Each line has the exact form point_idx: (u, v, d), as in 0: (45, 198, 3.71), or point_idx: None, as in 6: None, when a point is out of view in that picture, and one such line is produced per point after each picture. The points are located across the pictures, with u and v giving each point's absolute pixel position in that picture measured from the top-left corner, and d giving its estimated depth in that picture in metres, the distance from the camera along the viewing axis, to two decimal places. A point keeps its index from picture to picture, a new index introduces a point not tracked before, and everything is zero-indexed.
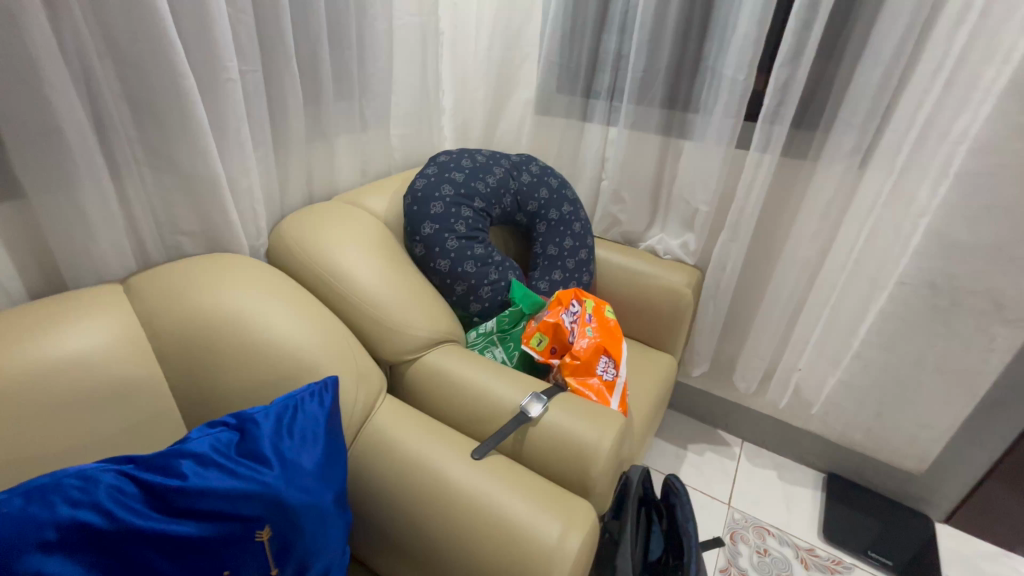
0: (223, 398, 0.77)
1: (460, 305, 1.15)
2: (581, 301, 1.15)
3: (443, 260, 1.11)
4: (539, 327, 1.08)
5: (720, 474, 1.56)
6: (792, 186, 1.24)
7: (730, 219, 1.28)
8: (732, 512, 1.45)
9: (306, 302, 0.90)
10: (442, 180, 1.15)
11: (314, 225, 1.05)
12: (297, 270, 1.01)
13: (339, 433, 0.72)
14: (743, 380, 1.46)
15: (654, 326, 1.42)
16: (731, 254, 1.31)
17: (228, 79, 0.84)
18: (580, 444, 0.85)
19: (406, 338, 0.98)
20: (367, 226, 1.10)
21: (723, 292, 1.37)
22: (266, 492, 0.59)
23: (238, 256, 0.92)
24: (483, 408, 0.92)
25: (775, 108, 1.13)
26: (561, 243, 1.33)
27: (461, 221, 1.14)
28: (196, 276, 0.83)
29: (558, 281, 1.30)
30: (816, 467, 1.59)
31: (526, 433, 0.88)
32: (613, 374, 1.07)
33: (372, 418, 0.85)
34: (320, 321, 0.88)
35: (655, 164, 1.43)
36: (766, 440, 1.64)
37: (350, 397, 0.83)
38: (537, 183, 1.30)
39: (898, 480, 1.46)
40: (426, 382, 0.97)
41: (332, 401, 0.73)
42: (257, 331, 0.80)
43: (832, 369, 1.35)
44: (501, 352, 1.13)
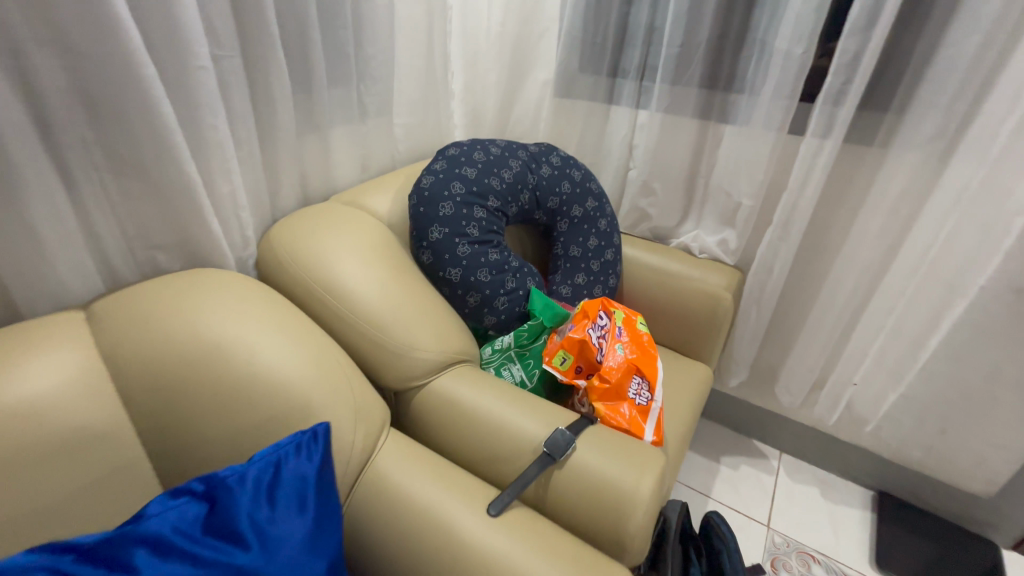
0: (198, 444, 0.66)
1: (473, 318, 1.02)
2: (609, 312, 1.02)
3: (453, 269, 0.98)
4: (562, 344, 0.96)
5: (757, 491, 1.44)
6: (853, 176, 1.09)
7: (780, 216, 1.13)
8: (772, 535, 1.33)
9: (298, 326, 0.78)
10: (452, 177, 1.01)
11: (308, 234, 0.93)
12: (290, 286, 0.89)
13: (333, 489, 0.61)
14: (786, 394, 1.34)
15: (689, 333, 1.28)
16: (778, 254, 1.17)
17: (199, 67, 0.71)
18: (614, 492, 0.73)
19: (413, 364, 0.86)
20: (368, 232, 0.97)
21: (768, 296, 1.22)
22: None
23: (222, 272, 0.81)
24: (500, 445, 0.80)
25: (840, 86, 0.97)
26: (585, 243, 1.20)
27: (474, 224, 1.00)
28: (170, 300, 0.72)
29: (581, 285, 1.18)
30: (864, 484, 1.45)
31: (550, 477, 0.76)
32: (647, 398, 0.95)
33: (374, 462, 0.74)
34: (314, 348, 0.77)
35: (690, 153, 1.28)
36: (807, 453, 1.51)
37: (347, 440, 0.71)
38: (558, 177, 1.16)
39: (960, 502, 1.31)
40: (436, 413, 0.85)
41: (324, 451, 0.62)
42: (239, 367, 0.70)
43: (892, 385, 1.20)
44: (519, 370, 1.01)
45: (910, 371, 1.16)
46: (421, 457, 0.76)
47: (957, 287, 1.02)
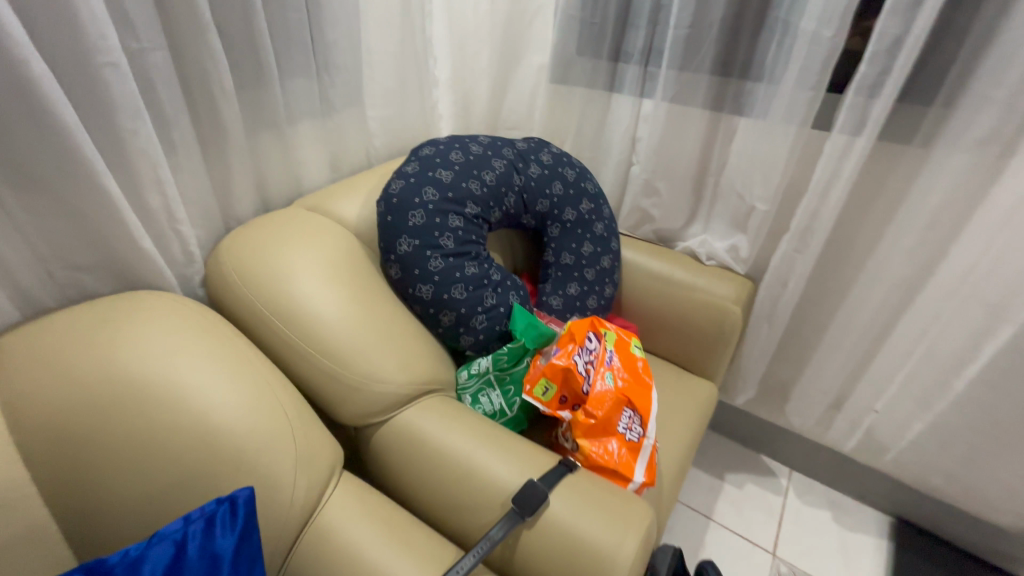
0: (110, 503, 0.57)
1: (448, 338, 0.92)
2: (600, 334, 0.92)
3: (424, 286, 0.88)
4: (545, 372, 0.86)
5: (763, 513, 1.33)
6: (886, 179, 0.95)
7: (799, 222, 1.00)
8: (777, 563, 1.23)
9: (236, 357, 0.69)
10: (424, 181, 0.90)
11: (260, 247, 0.83)
12: (238, 307, 0.80)
13: (256, 562, 0.53)
14: (797, 416, 1.26)
15: (693, 348, 1.17)
16: (795, 265, 1.05)
17: (108, 63, 0.61)
18: (589, 558, 0.64)
19: (372, 397, 0.77)
20: (329, 243, 0.87)
21: (781, 312, 1.11)
22: None
23: (153, 296, 0.72)
24: (466, 493, 0.72)
25: (875, 77, 0.84)
26: (578, 250, 1.08)
27: (448, 234, 0.90)
28: (85, 332, 0.63)
29: (573, 297, 1.07)
30: (881, 508, 1.34)
31: (518, 535, 0.67)
32: (638, 434, 0.85)
33: (319, 516, 0.66)
34: (252, 384, 0.67)
35: (698, 148, 1.15)
36: (819, 473, 1.39)
37: (287, 495, 0.63)
38: (547, 178, 1.04)
39: (987, 535, 1.19)
40: (398, 452, 0.77)
41: (245, 520, 0.53)
42: (157, 412, 0.60)
43: (918, 411, 1.08)
44: (498, 397, 0.92)
45: (940, 398, 1.03)
46: (374, 510, 0.67)
47: (1002, 310, 0.89)
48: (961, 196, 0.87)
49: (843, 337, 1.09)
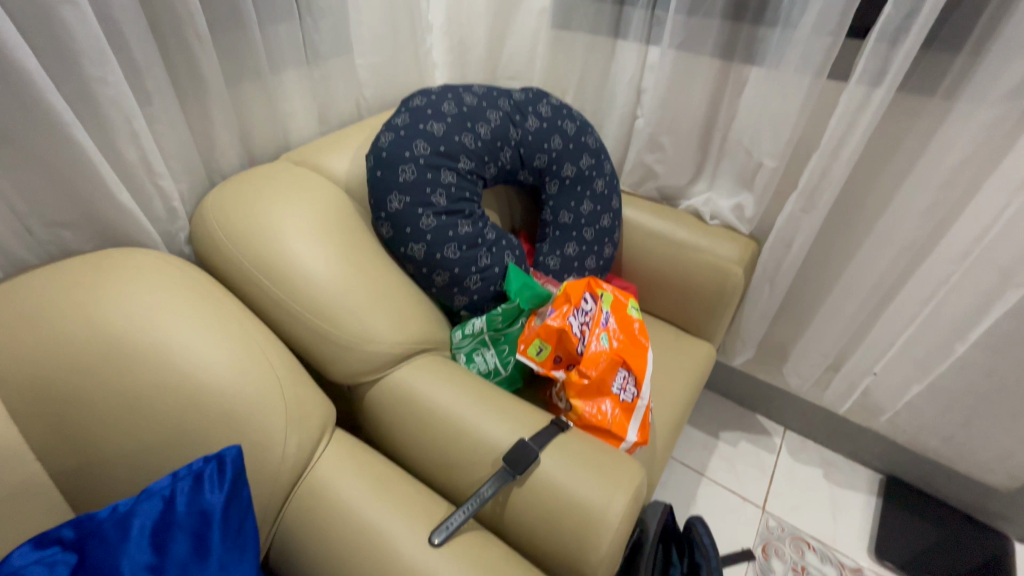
0: (103, 460, 0.57)
1: (441, 298, 0.91)
2: (597, 295, 0.90)
3: (416, 245, 0.85)
4: (539, 332, 0.85)
5: (756, 470, 1.36)
6: (904, 135, 0.90)
7: (809, 179, 0.95)
8: (766, 518, 1.26)
9: (223, 316, 0.68)
10: (415, 134, 0.86)
11: (246, 204, 0.81)
12: (225, 266, 0.79)
13: (248, 515, 0.54)
14: (795, 375, 1.24)
15: (692, 309, 1.15)
16: (801, 225, 1.01)
17: (66, 2, 0.57)
18: (578, 516, 0.65)
19: (363, 357, 0.76)
20: (318, 199, 0.84)
21: (784, 274, 1.08)
22: None
23: (136, 254, 0.70)
24: (458, 452, 0.72)
25: (899, 22, 0.78)
26: (577, 208, 1.05)
27: (440, 191, 0.86)
28: (65, 292, 0.62)
29: (571, 257, 1.05)
30: (872, 466, 1.36)
31: (509, 492, 0.68)
32: (632, 394, 0.85)
33: (312, 471, 0.67)
34: (239, 343, 0.66)
35: (706, 101, 1.10)
36: (813, 432, 1.41)
37: (278, 451, 0.64)
38: (546, 132, 0.99)
39: (975, 493, 1.22)
40: (391, 411, 0.77)
41: (234, 477, 0.53)
42: (143, 371, 0.60)
43: (917, 375, 1.07)
44: (492, 356, 0.91)
45: (940, 361, 1.02)
46: (366, 466, 0.68)
47: (1013, 273, 0.86)
48: (981, 152, 0.83)
49: (846, 299, 1.07)
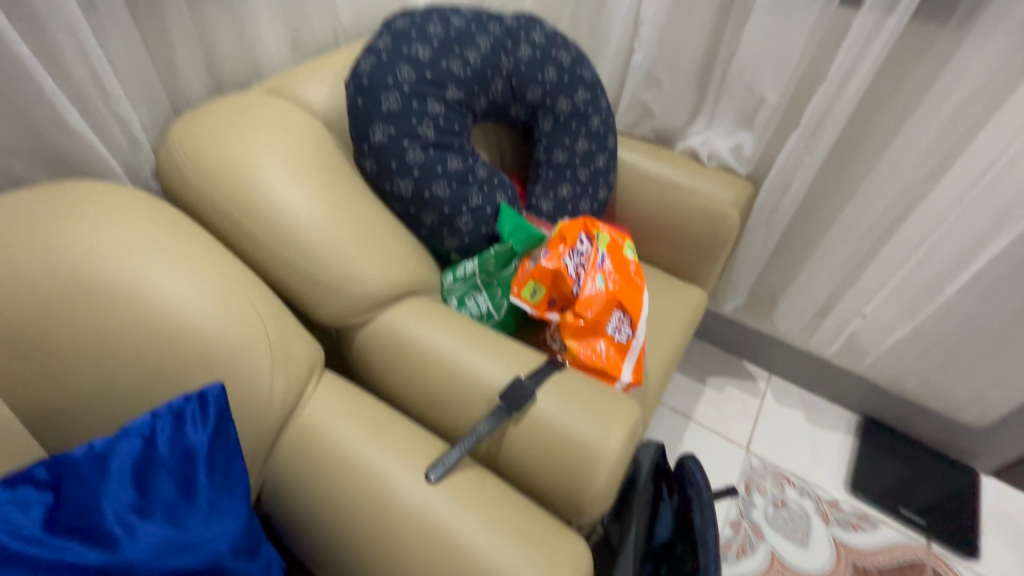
0: (79, 402, 0.54)
1: (431, 239, 0.87)
2: (592, 236, 0.87)
3: (402, 180, 0.80)
4: (533, 274, 0.83)
5: (741, 413, 1.38)
6: (913, 68, 0.86)
7: (812, 115, 0.92)
8: (750, 458, 1.30)
9: (197, 252, 0.63)
10: (398, 59, 0.80)
11: (217, 134, 0.74)
12: (197, 202, 0.73)
13: (235, 457, 0.52)
14: (784, 321, 1.25)
15: (686, 253, 1.12)
16: (800, 164, 0.98)
17: None
18: (575, 451, 0.64)
19: (350, 298, 0.73)
20: (295, 131, 0.78)
21: (780, 216, 1.06)
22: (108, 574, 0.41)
23: (96, 185, 0.64)
24: (451, 392, 0.71)
25: None
26: (571, 147, 1.00)
27: (427, 123, 0.81)
28: (19, 224, 0.57)
29: (565, 199, 1.01)
30: (851, 409, 1.39)
31: (505, 431, 0.67)
32: (627, 335, 0.84)
33: (301, 413, 0.65)
34: (217, 281, 0.62)
35: (707, 32, 1.04)
36: (798, 377, 1.43)
37: (265, 392, 0.61)
38: (539, 61, 0.92)
39: (948, 432, 1.26)
40: (381, 353, 0.75)
41: (219, 415, 0.52)
42: (114, 309, 0.56)
43: (903, 318, 1.08)
44: (485, 301, 0.89)
45: (928, 304, 1.03)
46: (357, 407, 0.66)
47: (1011, 213, 0.86)
48: (990, 86, 0.80)
49: (840, 243, 1.05)
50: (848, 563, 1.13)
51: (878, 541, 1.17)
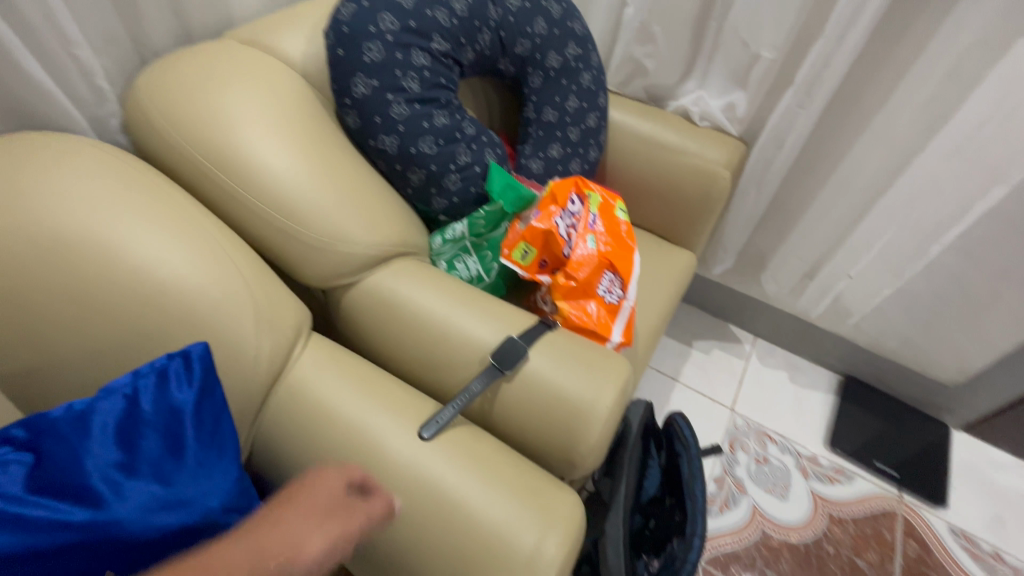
0: (57, 364, 0.52)
1: (418, 200, 0.85)
2: (584, 195, 0.86)
3: (387, 137, 0.77)
4: (523, 235, 0.81)
5: (726, 374, 1.41)
6: (911, 23, 0.85)
7: (807, 71, 0.90)
8: (734, 417, 1.33)
9: (174, 210, 0.61)
10: (380, 6, 0.76)
11: (188, 85, 0.70)
12: (170, 158, 0.69)
13: (224, 416, 0.51)
14: (772, 283, 1.26)
15: (676, 215, 1.11)
16: (794, 123, 0.97)
17: None
18: (566, 408, 0.65)
19: (336, 259, 0.71)
20: (271, 83, 0.74)
21: (771, 176, 1.06)
22: (93, 534, 0.40)
23: (60, 138, 0.61)
24: (442, 353, 0.70)
25: None
26: (562, 105, 0.97)
27: (412, 76, 0.78)
28: None
29: (555, 159, 0.98)
30: (833, 368, 1.42)
31: (497, 390, 0.67)
32: (618, 296, 0.83)
33: (288, 373, 0.64)
34: (195, 239, 0.60)
35: None
36: (782, 338, 1.45)
37: (251, 354, 0.60)
38: (529, 12, 0.88)
39: (924, 388, 1.30)
40: (370, 314, 0.73)
41: (203, 374, 0.50)
42: (88, 268, 0.53)
43: (889, 277, 1.10)
44: (475, 263, 0.87)
45: (914, 264, 1.05)
46: (347, 368, 0.66)
47: (999, 172, 0.86)
48: (987, 41, 0.79)
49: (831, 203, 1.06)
50: (825, 514, 1.18)
51: (854, 493, 1.22)
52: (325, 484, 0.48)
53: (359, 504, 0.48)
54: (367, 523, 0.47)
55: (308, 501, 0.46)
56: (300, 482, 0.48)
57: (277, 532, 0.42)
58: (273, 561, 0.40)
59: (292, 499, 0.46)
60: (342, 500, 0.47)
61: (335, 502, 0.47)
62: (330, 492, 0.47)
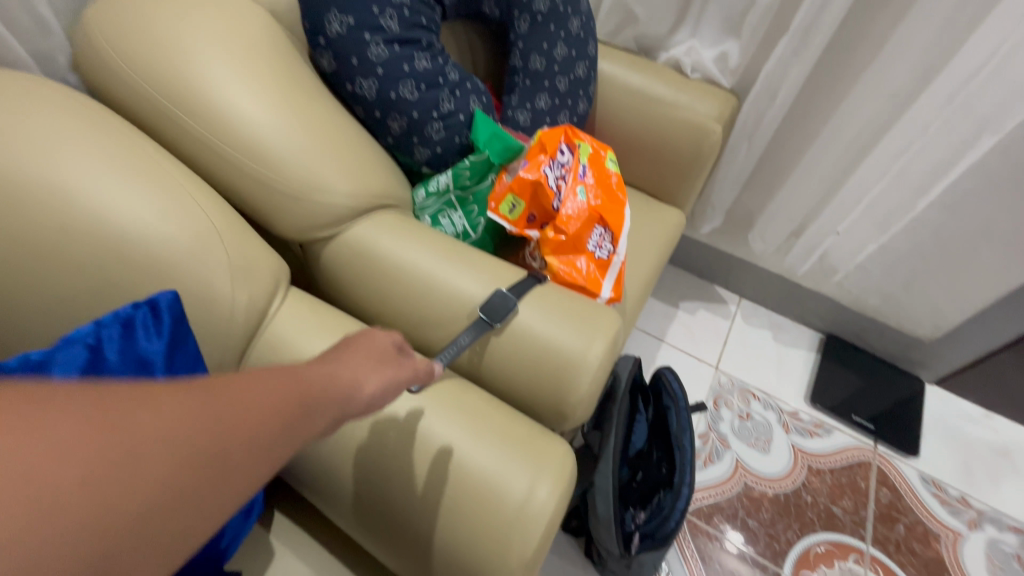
0: (23, 315, 0.50)
1: (400, 151, 0.81)
2: (573, 146, 0.83)
3: (365, 80, 0.72)
4: (511, 187, 0.78)
5: (711, 334, 1.42)
6: None
7: (803, 16, 0.87)
8: (719, 375, 1.35)
9: (137, 155, 0.56)
10: None
11: (144, 17, 0.64)
12: (128, 100, 0.64)
13: (197, 367, 0.50)
14: (759, 241, 1.25)
15: (666, 172, 1.08)
16: (788, 73, 0.95)
17: None
18: (558, 359, 0.63)
19: (315, 209, 0.67)
20: (237, 18, 0.67)
21: (763, 130, 1.04)
22: None
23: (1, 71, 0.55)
24: (429, 307, 0.68)
25: None
26: (550, 53, 0.92)
27: (391, 14, 0.73)
28: None
29: (543, 111, 0.94)
30: (815, 327, 1.44)
31: (486, 343, 0.66)
32: (608, 251, 0.82)
33: (267, 328, 0.62)
34: (161, 186, 0.55)
35: None
36: (766, 299, 1.46)
37: (225, 307, 0.57)
38: None
39: (903, 344, 1.33)
40: (352, 269, 0.71)
41: (173, 324, 0.48)
42: (44, 214, 0.49)
43: (875, 234, 1.11)
44: (461, 219, 0.84)
45: (899, 219, 1.05)
46: (329, 323, 0.63)
47: (989, 122, 0.86)
48: None
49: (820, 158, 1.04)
50: (804, 466, 1.22)
51: (831, 445, 1.26)
52: (373, 339, 0.45)
53: (407, 359, 0.46)
54: (412, 378, 0.45)
55: (362, 348, 0.43)
56: (349, 336, 0.45)
57: (342, 365, 0.39)
58: (337, 388, 0.37)
59: (344, 346, 0.43)
60: (393, 352, 0.45)
61: (387, 352, 0.44)
62: (382, 345, 0.45)
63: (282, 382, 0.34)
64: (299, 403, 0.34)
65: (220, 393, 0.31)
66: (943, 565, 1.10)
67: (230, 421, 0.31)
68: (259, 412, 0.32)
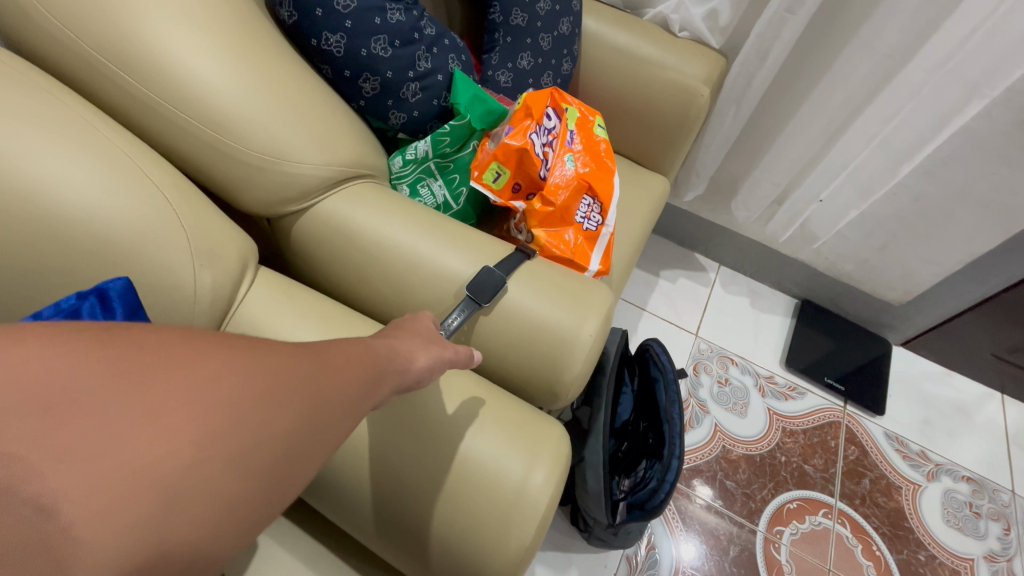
0: None
1: (373, 115, 0.74)
2: (560, 110, 0.78)
3: (332, 35, 0.65)
4: (495, 155, 0.73)
5: (691, 303, 1.43)
6: None
7: None
8: (698, 342, 1.37)
9: (72, 119, 0.49)
10: None
11: None
12: (55, 55, 0.55)
13: None
14: (743, 209, 1.25)
15: (652, 137, 1.04)
16: (780, 33, 0.91)
17: None
18: (551, 338, 0.61)
19: (285, 181, 0.61)
20: None
21: (752, 94, 1.00)
22: None
23: None
24: (411, 286, 0.64)
25: None
26: (532, 7, 0.85)
27: None
28: None
29: (525, 71, 0.88)
30: (791, 293, 1.47)
31: (475, 322, 0.62)
32: (597, 222, 0.78)
33: (237, 314, 0.57)
34: (106, 155, 0.49)
35: None
36: (745, 266, 1.47)
37: (187, 291, 0.51)
38: None
39: (873, 308, 1.37)
40: (327, 246, 0.66)
41: (128, 313, 0.44)
42: None
43: (857, 201, 1.11)
44: (441, 188, 0.79)
45: (882, 185, 1.05)
46: (306, 306, 0.59)
47: (979, 86, 0.84)
48: None
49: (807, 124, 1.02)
50: (778, 428, 1.26)
51: (804, 407, 1.30)
52: (421, 322, 0.47)
53: (448, 340, 0.47)
54: (459, 359, 0.46)
55: (412, 327, 0.45)
56: (402, 319, 0.47)
57: (399, 342, 0.41)
58: (393, 363, 0.39)
59: (400, 326, 0.45)
60: (435, 334, 0.46)
61: (432, 334, 0.45)
62: (430, 326, 0.46)
63: (353, 353, 0.36)
64: (368, 374, 0.36)
65: (295, 365, 0.32)
66: (903, 514, 1.17)
67: (315, 393, 0.32)
68: (337, 383, 0.34)
